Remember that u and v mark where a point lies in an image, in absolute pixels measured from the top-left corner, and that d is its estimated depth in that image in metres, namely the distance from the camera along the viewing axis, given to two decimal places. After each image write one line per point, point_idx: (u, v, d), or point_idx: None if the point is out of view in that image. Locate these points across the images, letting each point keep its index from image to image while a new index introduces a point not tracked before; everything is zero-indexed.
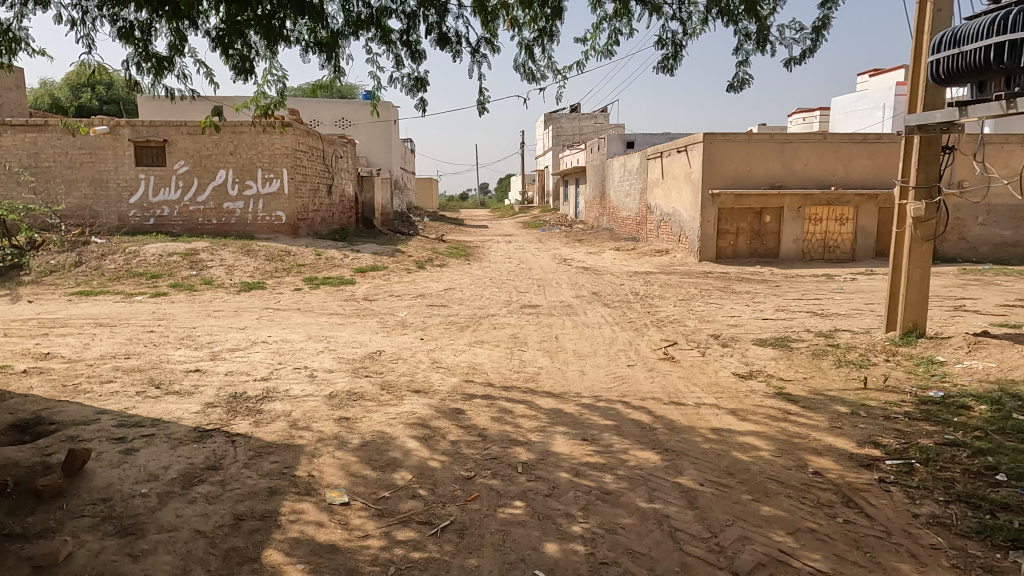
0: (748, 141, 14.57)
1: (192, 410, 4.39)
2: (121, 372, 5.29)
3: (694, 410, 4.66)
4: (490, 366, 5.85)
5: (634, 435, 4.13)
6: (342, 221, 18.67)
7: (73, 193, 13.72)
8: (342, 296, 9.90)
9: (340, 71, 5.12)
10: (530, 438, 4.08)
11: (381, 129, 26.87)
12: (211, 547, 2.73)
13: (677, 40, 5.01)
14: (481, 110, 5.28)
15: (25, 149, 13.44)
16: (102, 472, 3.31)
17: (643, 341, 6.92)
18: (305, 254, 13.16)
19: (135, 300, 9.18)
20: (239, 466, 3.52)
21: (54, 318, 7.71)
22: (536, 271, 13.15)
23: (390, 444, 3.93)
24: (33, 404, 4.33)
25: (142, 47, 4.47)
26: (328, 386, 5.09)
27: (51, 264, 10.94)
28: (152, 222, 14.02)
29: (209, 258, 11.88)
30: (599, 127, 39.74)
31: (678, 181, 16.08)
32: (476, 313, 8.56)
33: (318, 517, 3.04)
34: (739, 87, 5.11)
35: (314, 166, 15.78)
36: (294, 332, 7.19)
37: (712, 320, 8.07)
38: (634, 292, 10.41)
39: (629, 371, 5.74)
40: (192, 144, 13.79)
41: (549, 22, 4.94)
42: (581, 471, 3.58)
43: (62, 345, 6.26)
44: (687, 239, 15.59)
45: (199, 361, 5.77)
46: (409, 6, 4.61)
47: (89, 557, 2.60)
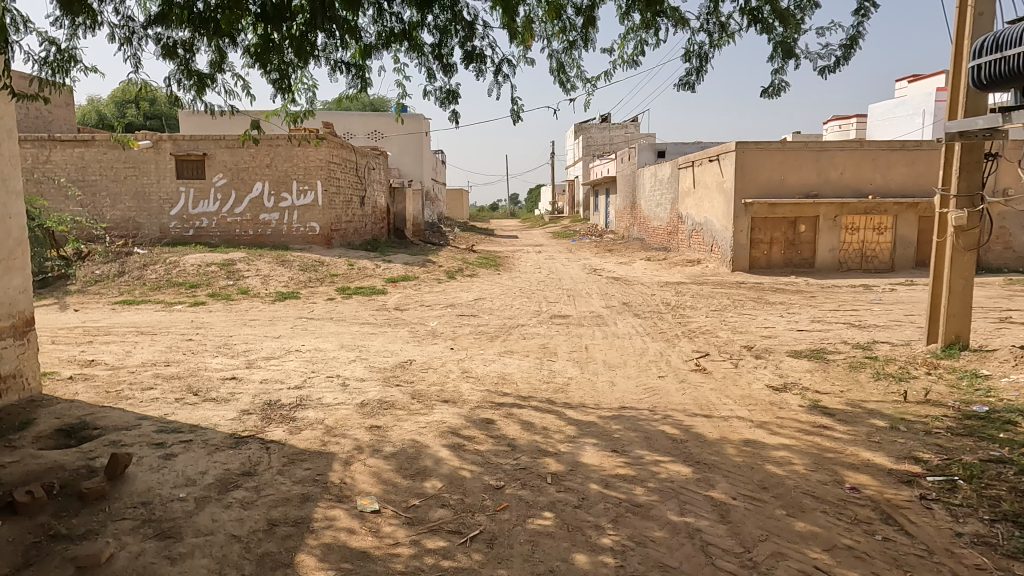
0: (782, 149, 14.36)
1: (228, 416, 4.49)
2: (162, 379, 5.44)
3: (726, 422, 4.58)
4: (520, 376, 5.85)
5: (666, 447, 4.08)
6: (375, 232, 18.96)
7: (117, 206, 14.19)
8: (373, 306, 10.02)
9: (368, 86, 5.21)
10: (560, 448, 4.07)
11: (412, 141, 27.26)
12: (246, 552, 2.78)
13: (705, 50, 4.92)
14: (514, 120, 5.22)
15: (73, 163, 13.97)
16: (142, 476, 3.40)
17: (675, 352, 6.85)
18: (338, 264, 13.39)
19: (175, 309, 9.46)
20: (273, 472, 3.59)
21: (98, 326, 7.98)
22: (566, 281, 13.14)
23: (421, 452, 3.96)
24: (78, 409, 4.49)
25: (185, 64, 4.62)
26: (360, 394, 5.15)
27: (97, 274, 11.36)
28: (192, 233, 14.42)
29: (246, 269, 12.16)
30: (630, 137, 39.63)
31: (709, 191, 15.92)
32: (506, 323, 8.59)
33: (350, 524, 3.08)
34: (774, 94, 4.98)
35: (347, 178, 16.07)
36: (327, 341, 7.29)
37: (745, 331, 7.94)
38: (665, 302, 10.31)
39: (659, 382, 5.68)
40: (230, 157, 14.18)
41: (581, 31, 4.91)
42: (611, 483, 3.55)
43: (105, 353, 6.46)
44: (719, 249, 15.41)
45: (235, 369, 5.91)
46: (441, 20, 4.66)
47: (130, 558, 2.67)
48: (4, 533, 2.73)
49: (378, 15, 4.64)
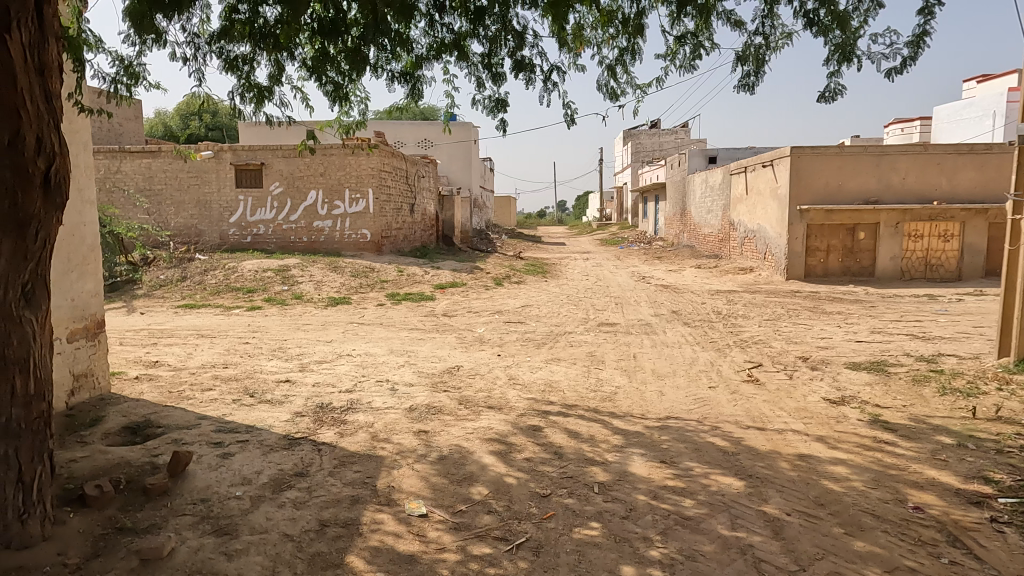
0: (840, 153, 13.90)
1: (282, 418, 4.62)
2: (220, 381, 5.64)
3: (780, 436, 4.44)
4: (567, 384, 5.82)
5: (716, 459, 3.99)
6: (424, 239, 19.24)
7: (181, 214, 14.83)
8: (422, 312, 10.16)
9: (420, 97, 5.30)
10: (607, 457, 4.03)
11: (462, 149, 27.61)
12: (299, 551, 2.85)
13: (759, 56, 4.77)
14: (567, 125, 5.19)
15: (141, 174, 14.69)
16: (201, 474, 3.53)
17: (726, 362, 6.70)
18: (388, 270, 13.64)
19: (233, 313, 9.82)
20: (324, 474, 3.68)
21: (162, 329, 8.35)
22: (614, 289, 13.03)
23: (467, 458, 3.99)
24: (143, 407, 4.70)
25: (245, 78, 4.79)
26: (408, 399, 5.23)
27: (161, 279, 11.88)
28: (250, 240, 14.94)
29: (300, 275, 12.51)
30: (680, 143, 39.11)
31: (763, 197, 15.53)
32: (553, 330, 8.56)
33: (397, 528, 3.11)
34: (831, 98, 4.71)
35: (397, 186, 16.39)
36: (377, 346, 7.43)
37: (800, 341, 7.69)
38: (716, 311, 10.08)
39: (710, 393, 5.56)
40: (286, 166, 14.63)
41: (630, 40, 4.86)
42: (660, 494, 3.49)
43: (168, 354, 6.75)
44: (772, 256, 15.02)
45: (289, 372, 6.08)
46: (491, 30, 4.69)
47: (190, 553, 2.77)
48: (76, 524, 2.87)
49: (429, 26, 4.72)
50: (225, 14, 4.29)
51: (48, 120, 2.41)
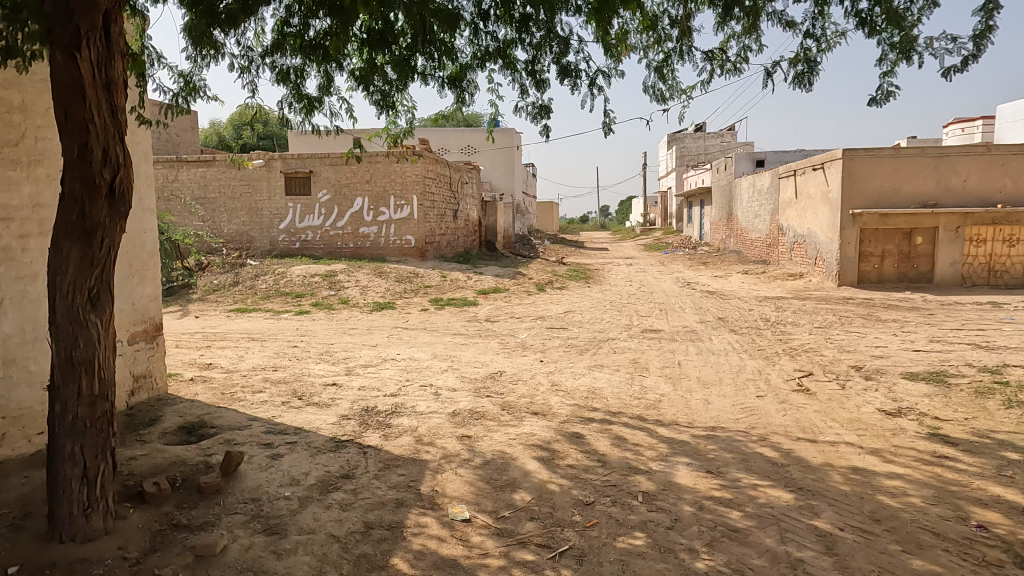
0: (896, 156, 13.43)
1: (329, 421, 4.72)
2: (270, 383, 5.79)
3: (833, 448, 4.30)
4: (610, 392, 5.76)
5: (765, 470, 3.89)
6: (467, 245, 19.39)
7: (233, 221, 15.34)
8: (465, 317, 10.24)
9: (464, 103, 5.35)
10: (651, 466, 3.97)
11: (504, 156, 27.78)
12: (345, 552, 2.91)
13: (812, 55, 4.63)
14: (605, 133, 5.07)
15: (196, 182, 15.26)
16: (252, 474, 3.63)
17: (774, 370, 6.52)
18: (431, 276, 13.79)
19: (282, 317, 10.08)
20: (370, 476, 3.74)
21: (215, 332, 8.64)
22: (658, 294, 12.87)
23: (510, 464, 3.99)
24: (198, 408, 4.87)
25: (296, 89, 4.93)
26: (451, 404, 5.27)
27: (214, 284, 12.30)
28: (298, 246, 15.32)
29: (346, 280, 12.76)
30: (726, 147, 38.42)
31: (814, 202, 15.10)
32: (596, 336, 8.51)
33: (441, 532, 3.14)
34: (883, 99, 4.52)
35: (441, 193, 16.59)
36: (420, 351, 7.51)
37: (853, 350, 7.44)
38: (764, 318, 9.83)
39: (758, 402, 5.42)
40: (334, 174, 14.97)
41: (678, 42, 4.79)
42: (706, 505, 3.42)
43: (221, 357, 6.98)
44: (823, 262, 14.59)
45: (336, 375, 6.21)
46: (535, 37, 4.70)
47: (241, 551, 2.85)
48: (136, 519, 2.99)
49: (474, 35, 4.77)
50: (277, 28, 4.44)
51: (113, 134, 2.53)
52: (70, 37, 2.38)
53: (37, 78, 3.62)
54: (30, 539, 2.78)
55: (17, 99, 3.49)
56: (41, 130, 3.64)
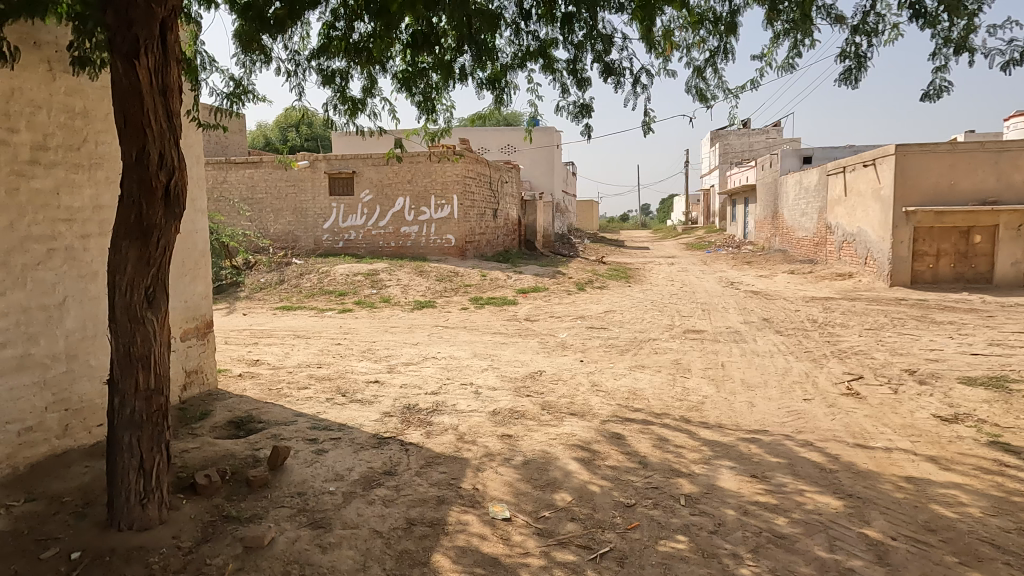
0: (952, 151, 12.89)
1: (372, 418, 4.80)
2: (315, 380, 5.92)
3: (885, 454, 4.15)
4: (651, 393, 5.69)
5: (812, 476, 3.79)
6: (506, 244, 19.45)
7: (279, 221, 15.72)
8: (506, 316, 10.27)
9: (504, 104, 5.35)
10: (694, 469, 3.91)
11: (544, 155, 27.79)
12: (387, 548, 2.95)
13: (862, 51, 4.47)
14: (645, 133, 4.93)
15: (244, 183, 15.71)
16: (298, 469, 3.73)
17: (823, 373, 6.35)
18: (471, 275, 13.88)
19: (327, 315, 10.30)
20: (412, 473, 3.79)
21: (263, 329, 8.87)
22: (701, 294, 12.66)
23: (551, 464, 3.99)
24: (246, 403, 5.01)
25: (341, 91, 5.03)
26: (492, 403, 5.29)
27: (261, 282, 12.65)
28: (342, 245, 15.62)
29: (388, 278, 12.94)
30: (772, 144, 37.50)
31: (864, 199, 14.62)
32: (637, 336, 8.41)
33: (482, 530, 3.16)
34: (934, 95, 4.32)
35: (481, 192, 16.67)
36: (461, 349, 7.57)
37: (906, 353, 7.17)
38: (811, 319, 9.56)
39: (805, 405, 5.29)
40: (376, 174, 15.18)
41: (722, 39, 4.69)
42: (751, 511, 3.35)
43: (267, 354, 7.17)
44: (874, 261, 14.12)
45: (378, 373, 6.31)
46: (577, 36, 4.67)
47: (288, 543, 2.92)
48: (188, 510, 3.10)
49: (515, 35, 4.77)
50: (323, 32, 4.53)
51: (170, 138, 2.62)
52: (130, 44, 2.49)
53: (99, 85, 3.78)
54: (91, 527, 2.91)
55: (79, 104, 3.65)
56: (101, 135, 3.80)
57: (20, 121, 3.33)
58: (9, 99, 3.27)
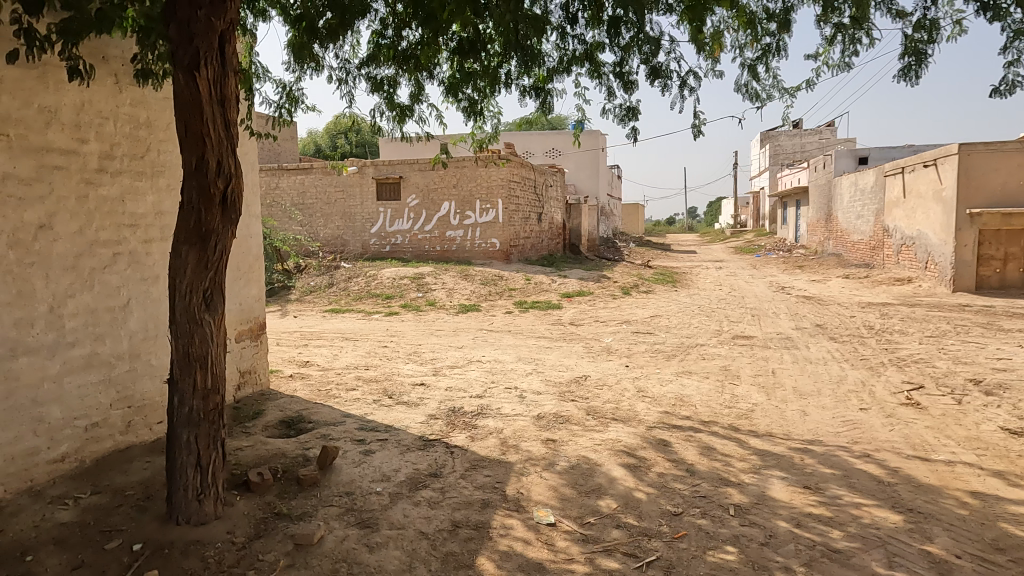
0: (1021, 150, 12.26)
1: (418, 420, 4.86)
2: (362, 382, 6.04)
3: (948, 468, 3.97)
4: (699, 399, 5.59)
5: (869, 489, 3.65)
6: (550, 247, 19.44)
7: (328, 225, 16.09)
8: (550, 320, 10.25)
9: (550, 109, 5.35)
10: (743, 479, 3.82)
11: (589, 158, 27.68)
12: (433, 549, 2.98)
13: (924, 46, 4.29)
14: (695, 136, 4.86)
15: (295, 190, 16.16)
16: (346, 468, 3.80)
17: (880, 382, 6.10)
18: (516, 278, 13.91)
19: (374, 318, 10.49)
20: (457, 476, 3.81)
21: (312, 332, 9.09)
22: (750, 300, 12.37)
23: (596, 470, 3.95)
24: (297, 403, 5.14)
25: (389, 98, 5.12)
26: (536, 407, 5.29)
27: (311, 286, 12.99)
28: (388, 249, 15.88)
29: (433, 282, 13.10)
30: (825, 145, 36.36)
31: (925, 201, 14.03)
32: (684, 342, 8.27)
33: (526, 535, 3.15)
34: (1004, 91, 4.11)
35: (526, 196, 16.70)
36: (506, 353, 7.59)
37: (971, 362, 6.83)
38: (867, 326, 9.21)
39: (860, 415, 5.10)
40: (422, 179, 15.39)
41: (775, 37, 4.56)
42: (804, 523, 3.25)
43: (317, 355, 7.35)
44: (935, 266, 13.54)
45: (424, 375, 6.39)
46: (623, 39, 4.64)
47: (336, 542, 2.98)
48: (241, 507, 3.19)
49: (561, 39, 4.77)
50: (373, 40, 4.63)
51: (227, 146, 2.72)
52: (191, 57, 2.59)
53: (161, 96, 3.95)
54: (151, 520, 3.03)
55: (143, 115, 3.82)
56: (163, 144, 3.97)
57: (89, 132, 3.50)
58: (79, 111, 3.44)
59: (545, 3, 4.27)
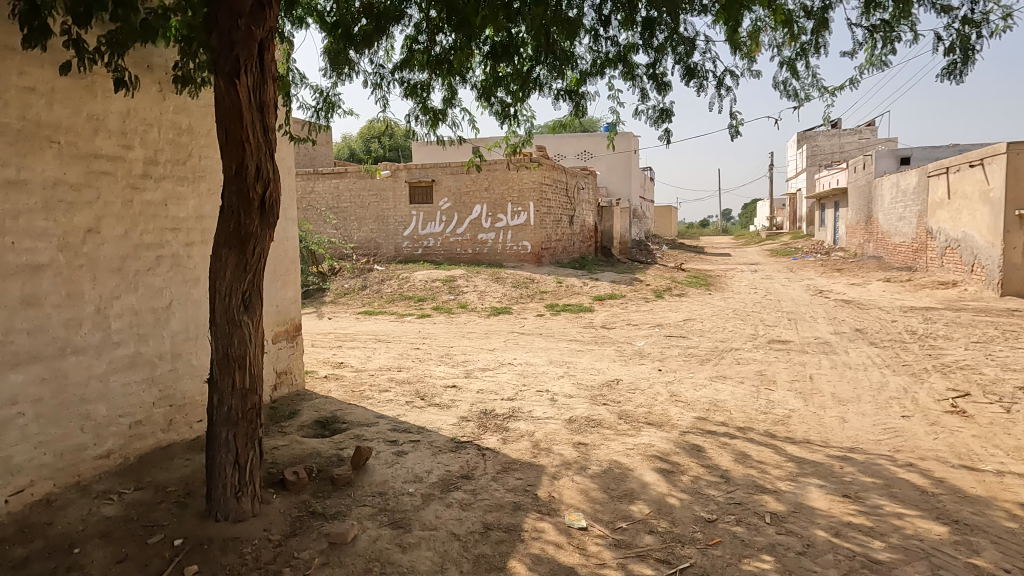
0: None
1: (449, 422, 4.88)
2: (395, 383, 6.10)
3: (996, 479, 3.82)
4: (733, 405, 5.50)
5: (912, 499, 3.54)
6: (582, 250, 19.36)
7: (362, 228, 16.31)
8: (581, 323, 10.20)
9: (583, 112, 5.34)
10: (780, 486, 3.74)
11: (622, 160, 27.50)
12: (464, 551, 2.99)
13: (971, 42, 4.15)
14: (731, 137, 4.78)
15: (330, 194, 16.42)
16: (379, 469, 3.84)
17: (923, 389, 5.92)
18: (547, 281, 13.90)
19: (406, 320, 10.59)
20: (489, 478, 3.82)
21: (346, 333, 9.21)
22: (786, 303, 12.12)
23: (628, 474, 3.92)
24: (331, 404, 5.21)
25: (422, 102, 5.17)
26: (568, 410, 5.27)
27: (345, 288, 13.18)
28: (421, 252, 16.02)
29: (465, 284, 13.17)
30: (865, 145, 35.47)
31: (970, 202, 13.58)
32: (718, 346, 8.15)
33: (558, 538, 3.14)
34: None
35: (557, 199, 16.68)
36: (537, 356, 7.58)
37: (1021, 369, 6.58)
38: (909, 331, 8.94)
39: (902, 423, 4.95)
40: (454, 182, 15.49)
41: (814, 35, 4.47)
42: (843, 532, 3.17)
43: (350, 356, 7.45)
44: (982, 269, 13.09)
45: (456, 377, 6.42)
46: (657, 40, 4.60)
47: (369, 542, 3.01)
48: (278, 505, 3.25)
49: (594, 42, 4.75)
50: (406, 45, 4.67)
51: (265, 151, 2.78)
52: (231, 65, 2.66)
53: (202, 104, 4.06)
54: (191, 516, 3.10)
55: (185, 122, 3.93)
56: (204, 150, 4.08)
57: (134, 138, 3.62)
58: (125, 118, 3.56)
59: (578, 6, 4.26)
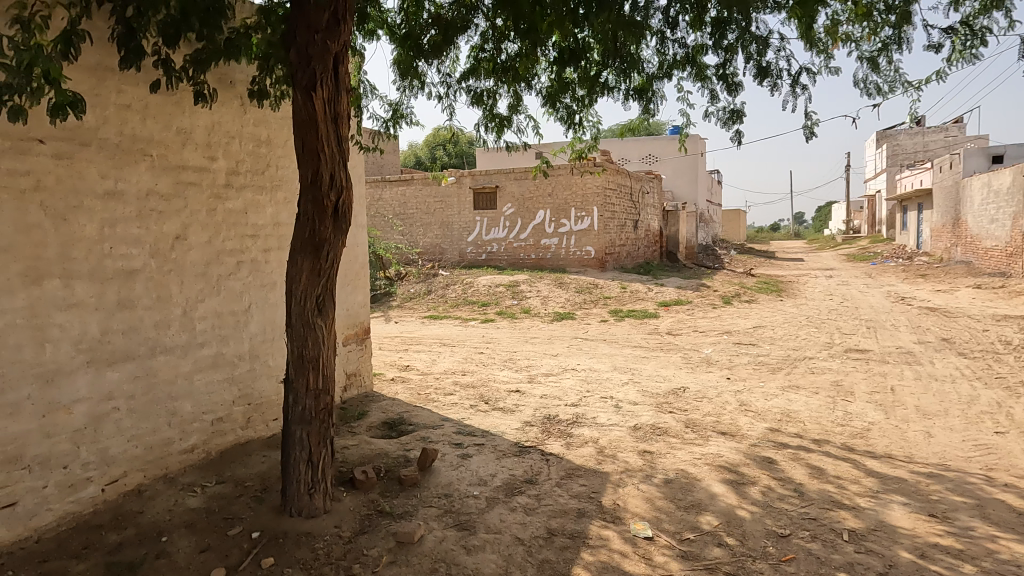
0: None
1: (513, 426, 4.91)
2: (460, 387, 6.17)
3: None
4: (807, 416, 5.28)
5: (1008, 521, 3.30)
6: (647, 255, 19.07)
7: (428, 234, 16.63)
8: (646, 329, 10.05)
9: (650, 115, 5.27)
10: (858, 503, 3.56)
11: (688, 163, 26.94)
12: (529, 556, 2.99)
13: None
14: (807, 137, 4.60)
15: (397, 201, 16.83)
16: (444, 471, 3.90)
17: (1019, 403, 5.50)
18: (611, 287, 13.76)
19: (470, 325, 10.71)
20: (552, 483, 3.82)
21: (412, 337, 9.40)
22: (865, 311, 11.54)
23: (695, 484, 3.83)
24: (398, 406, 5.33)
25: (488, 110, 5.23)
26: (633, 418, 5.19)
27: (411, 292, 13.47)
28: (484, 257, 16.19)
29: (528, 290, 13.21)
30: (951, 143, 33.43)
31: None
32: (791, 354, 7.84)
33: (623, 547, 3.10)
34: None
35: (621, 203, 16.51)
36: (600, 362, 7.52)
37: None
38: (1003, 341, 8.34)
39: (995, 439, 4.62)
40: (518, 188, 15.58)
41: (897, 28, 4.26)
42: (929, 554, 2.99)
43: (416, 360, 7.60)
44: None
45: (519, 382, 6.44)
46: (727, 39, 4.48)
47: (435, 542, 3.06)
48: (348, 503, 3.35)
49: (661, 45, 4.69)
50: (472, 54, 4.74)
51: (339, 160, 2.88)
52: (308, 78, 2.78)
53: (279, 116, 4.26)
54: (268, 511, 3.24)
55: (264, 134, 4.13)
56: (281, 160, 4.27)
57: (218, 150, 3.83)
58: (210, 131, 3.77)
59: (645, 9, 4.21)
